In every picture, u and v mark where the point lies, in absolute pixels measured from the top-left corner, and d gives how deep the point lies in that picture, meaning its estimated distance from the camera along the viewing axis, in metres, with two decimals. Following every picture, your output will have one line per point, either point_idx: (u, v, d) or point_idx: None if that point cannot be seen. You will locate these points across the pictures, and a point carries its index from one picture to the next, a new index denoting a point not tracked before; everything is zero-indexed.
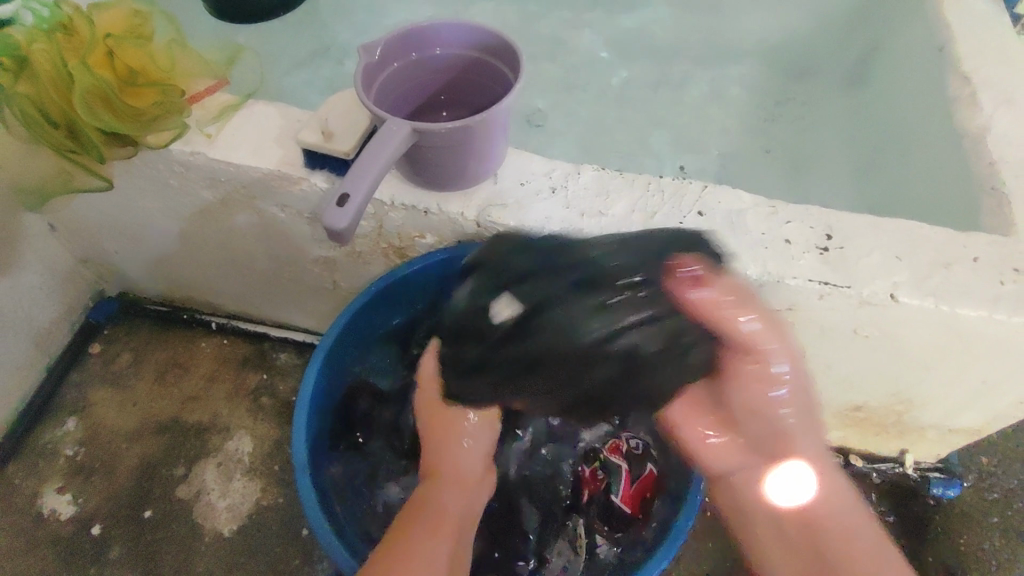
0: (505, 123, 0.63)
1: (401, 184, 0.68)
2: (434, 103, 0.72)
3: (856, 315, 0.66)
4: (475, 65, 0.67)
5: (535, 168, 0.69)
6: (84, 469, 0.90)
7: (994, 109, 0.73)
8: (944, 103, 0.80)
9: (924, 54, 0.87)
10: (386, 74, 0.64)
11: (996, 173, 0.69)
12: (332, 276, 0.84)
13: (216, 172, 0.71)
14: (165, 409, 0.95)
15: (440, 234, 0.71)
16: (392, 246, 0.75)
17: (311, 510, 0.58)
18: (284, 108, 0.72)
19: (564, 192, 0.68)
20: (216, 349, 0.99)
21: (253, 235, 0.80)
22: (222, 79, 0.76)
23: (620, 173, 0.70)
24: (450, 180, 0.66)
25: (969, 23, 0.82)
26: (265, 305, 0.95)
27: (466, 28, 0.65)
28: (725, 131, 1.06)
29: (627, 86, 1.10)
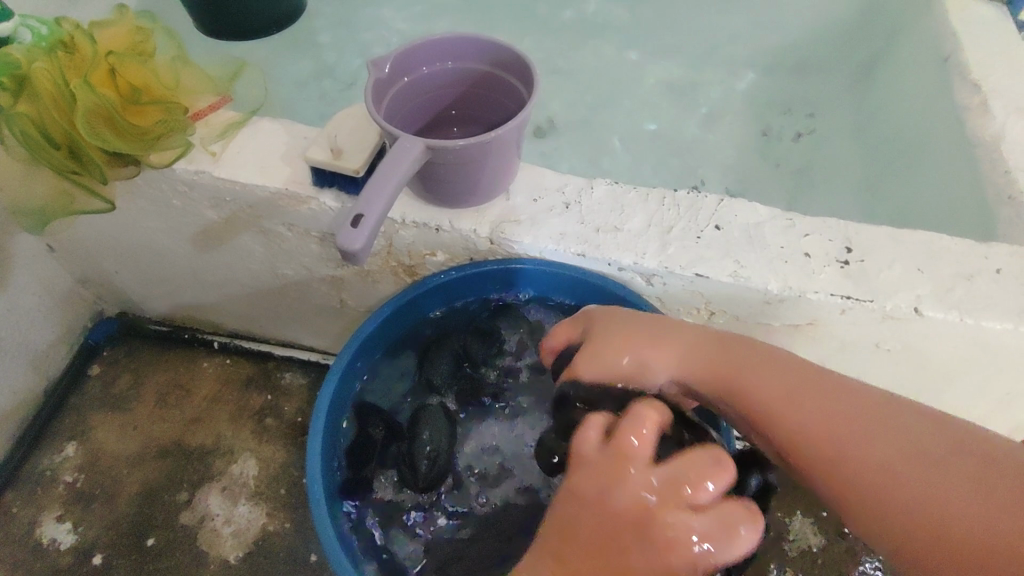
0: (518, 139, 0.62)
1: (411, 202, 0.67)
2: (445, 117, 0.71)
3: (879, 329, 0.65)
4: (486, 79, 0.66)
5: (548, 183, 0.68)
6: (84, 496, 0.88)
7: (1007, 117, 0.75)
8: (952, 110, 0.82)
9: (932, 62, 0.88)
10: (395, 90, 0.63)
11: (1012, 181, 0.71)
12: (339, 295, 0.82)
13: (222, 192, 0.70)
14: (168, 432, 0.92)
15: (451, 251, 0.70)
16: (402, 264, 0.73)
17: (327, 537, 0.55)
18: (290, 125, 0.72)
19: (579, 207, 0.67)
20: (218, 369, 0.97)
21: (258, 254, 0.78)
22: (225, 96, 0.75)
23: (634, 187, 0.69)
24: (461, 196, 0.64)
25: (974, 29, 0.84)
26: (269, 325, 0.93)
27: (476, 40, 0.63)
28: (732, 142, 1.06)
29: (631, 96, 1.10)
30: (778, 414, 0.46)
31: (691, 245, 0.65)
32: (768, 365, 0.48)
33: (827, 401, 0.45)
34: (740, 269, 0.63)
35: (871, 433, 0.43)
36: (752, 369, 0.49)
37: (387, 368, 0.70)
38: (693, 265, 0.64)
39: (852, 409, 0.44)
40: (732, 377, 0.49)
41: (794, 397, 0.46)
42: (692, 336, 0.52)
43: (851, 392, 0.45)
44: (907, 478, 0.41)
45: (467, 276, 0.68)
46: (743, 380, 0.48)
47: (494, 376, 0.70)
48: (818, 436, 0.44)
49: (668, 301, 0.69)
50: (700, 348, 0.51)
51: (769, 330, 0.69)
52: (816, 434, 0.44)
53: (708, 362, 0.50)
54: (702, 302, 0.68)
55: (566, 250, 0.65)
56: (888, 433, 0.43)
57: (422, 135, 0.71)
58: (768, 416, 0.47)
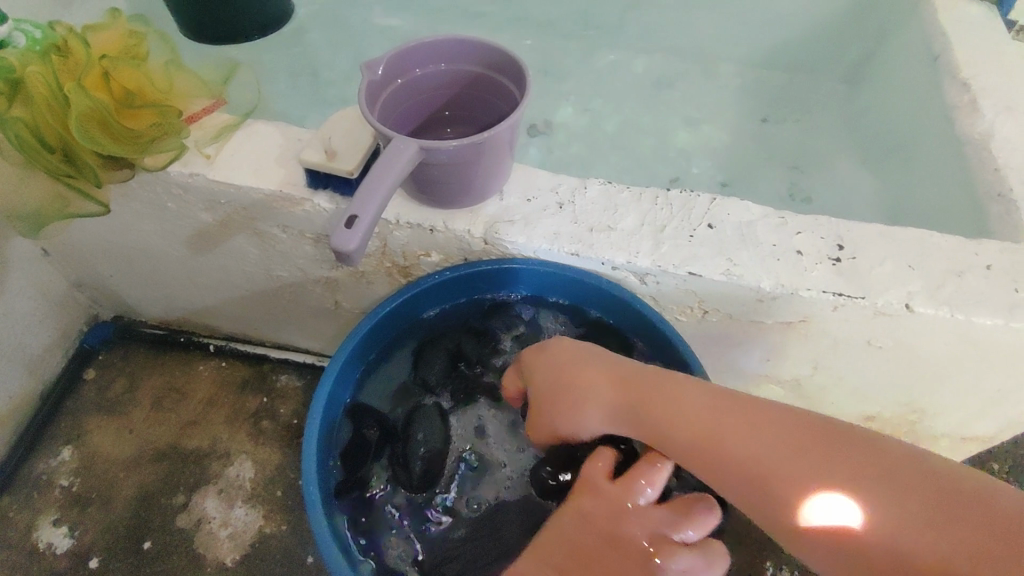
0: (511, 139, 0.62)
1: (406, 203, 0.67)
2: (438, 118, 0.71)
3: (871, 326, 0.65)
4: (479, 80, 0.67)
5: (541, 184, 0.69)
6: (80, 500, 0.87)
7: (997, 114, 0.76)
8: (942, 109, 0.84)
9: (922, 61, 0.90)
10: (389, 91, 0.63)
11: (1002, 179, 0.72)
12: (334, 296, 0.82)
13: (217, 194, 0.71)
14: (164, 436, 0.92)
15: (446, 252, 0.70)
16: (396, 265, 0.74)
17: (323, 538, 0.55)
18: (284, 128, 0.72)
19: (572, 207, 0.68)
20: (214, 372, 0.97)
21: (253, 256, 0.79)
22: (219, 99, 0.75)
23: (627, 187, 0.69)
24: (455, 197, 0.65)
25: (964, 28, 0.85)
26: (265, 327, 0.93)
27: (469, 42, 0.64)
28: (725, 142, 1.07)
29: (625, 97, 1.10)
30: (724, 447, 0.47)
31: (683, 244, 0.65)
32: (709, 399, 0.49)
33: (775, 433, 0.46)
34: (733, 267, 0.64)
35: (823, 463, 0.43)
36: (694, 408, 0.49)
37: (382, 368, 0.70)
38: (686, 264, 0.64)
39: (799, 440, 0.45)
40: (675, 418, 0.50)
41: (743, 434, 0.47)
42: (631, 383, 0.53)
43: (794, 420, 0.46)
44: (863, 506, 0.41)
45: (462, 277, 0.68)
46: (687, 421, 0.49)
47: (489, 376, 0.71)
48: (772, 471, 0.45)
49: (662, 300, 0.70)
50: (629, 392, 0.53)
51: (762, 328, 0.70)
52: (765, 467, 0.45)
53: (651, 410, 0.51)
54: (695, 300, 0.68)
55: (559, 249, 0.65)
56: (840, 462, 0.43)
57: (415, 136, 0.71)
58: (716, 456, 0.47)
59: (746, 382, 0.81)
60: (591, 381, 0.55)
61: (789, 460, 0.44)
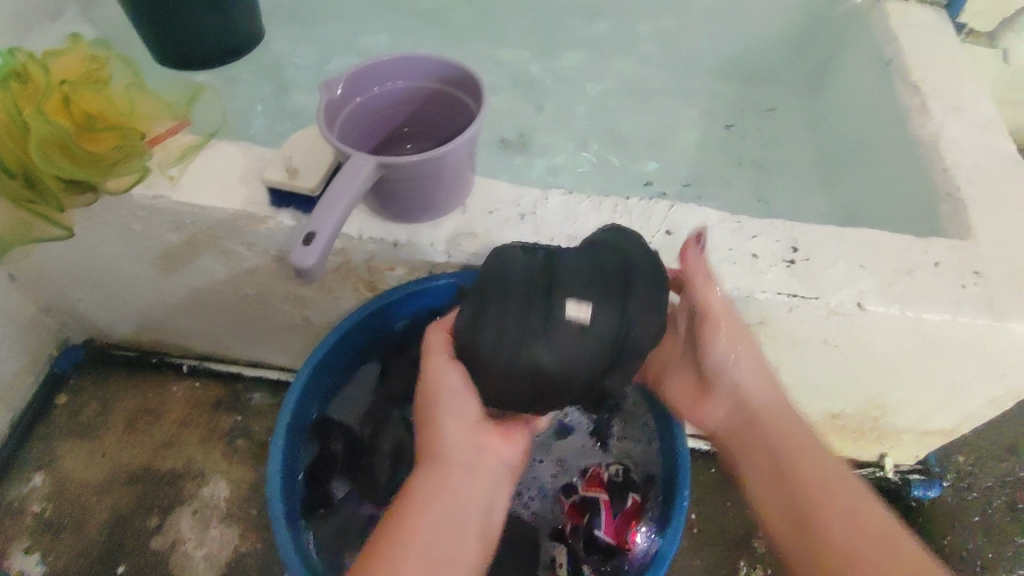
0: (469, 152, 0.63)
1: (368, 218, 0.68)
2: (398, 133, 0.72)
3: (826, 325, 0.67)
4: (438, 95, 0.68)
5: (502, 197, 0.70)
6: (53, 526, 0.87)
7: (946, 115, 0.81)
8: (894, 110, 0.87)
9: (875, 66, 0.94)
10: (348, 109, 0.64)
11: (950, 179, 0.75)
12: (303, 312, 0.83)
13: (181, 215, 0.71)
14: (137, 458, 0.92)
15: (411, 266, 0.71)
16: (362, 279, 0.74)
17: (288, 556, 0.55)
18: (248, 148, 0.73)
19: (533, 218, 0.69)
20: (187, 392, 0.97)
21: (221, 275, 0.79)
22: (183, 120, 0.76)
23: (587, 197, 0.71)
24: (416, 211, 0.66)
25: (914, 33, 0.90)
26: (236, 345, 0.93)
27: (426, 59, 0.65)
28: (689, 148, 1.09)
29: (590, 107, 1.12)
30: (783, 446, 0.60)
31: None
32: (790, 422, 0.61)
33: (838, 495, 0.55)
34: None
35: (867, 534, 0.52)
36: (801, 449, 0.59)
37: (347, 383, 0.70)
38: None
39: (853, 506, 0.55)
40: (786, 437, 0.60)
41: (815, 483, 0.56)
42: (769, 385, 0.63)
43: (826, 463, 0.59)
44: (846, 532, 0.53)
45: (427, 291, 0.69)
46: (790, 445, 0.59)
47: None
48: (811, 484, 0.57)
49: None
50: (754, 381, 0.63)
51: None
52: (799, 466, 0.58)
53: (770, 415, 0.61)
54: None
55: None
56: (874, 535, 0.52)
57: (375, 151, 0.72)
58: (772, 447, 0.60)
59: None
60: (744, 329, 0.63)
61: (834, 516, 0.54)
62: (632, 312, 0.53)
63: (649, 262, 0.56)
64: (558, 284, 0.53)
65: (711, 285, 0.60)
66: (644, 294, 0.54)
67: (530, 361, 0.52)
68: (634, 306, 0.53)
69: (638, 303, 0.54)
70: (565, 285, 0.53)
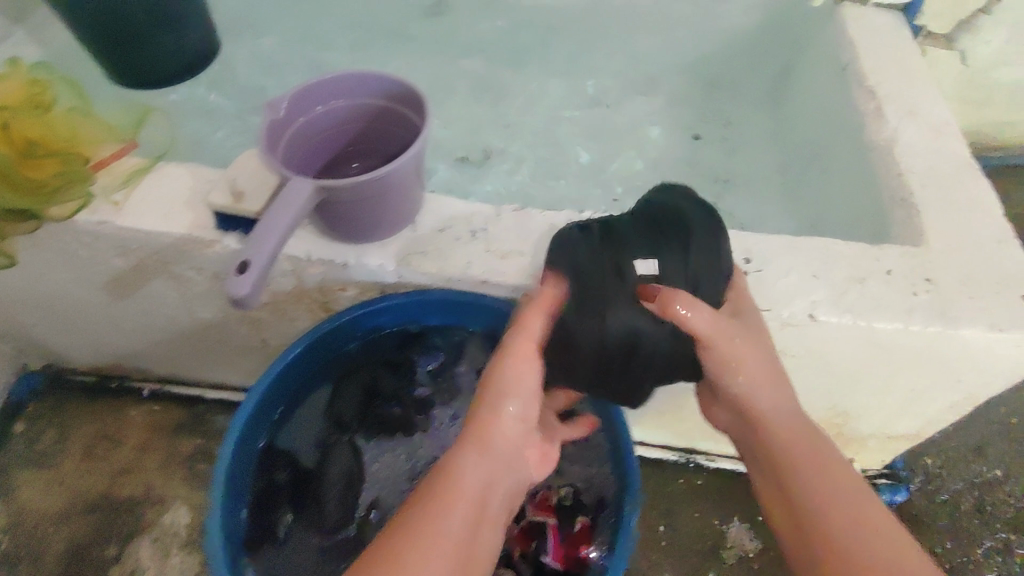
0: (413, 172, 0.62)
1: (316, 240, 0.67)
2: (342, 154, 0.71)
3: (780, 336, 0.67)
4: (385, 113, 0.67)
5: (453, 214, 0.70)
6: (8, 559, 0.85)
7: (900, 119, 0.81)
8: (851, 116, 0.87)
9: (833, 71, 0.93)
10: (292, 130, 0.63)
11: (904, 185, 0.74)
12: (260, 334, 0.81)
13: (127, 241, 0.70)
14: (96, 485, 0.90)
15: (363, 286, 0.70)
16: (316, 300, 0.73)
17: None
18: (195, 169, 0.72)
19: (485, 234, 0.68)
20: (148, 417, 0.95)
21: (173, 299, 0.78)
22: (129, 143, 0.75)
23: (539, 211, 0.70)
24: (363, 231, 0.65)
25: (870, 37, 0.90)
26: (196, 368, 0.92)
27: (370, 77, 0.64)
28: (652, 157, 1.09)
29: (553, 117, 1.12)
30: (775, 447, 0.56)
31: None
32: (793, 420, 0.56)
33: (852, 509, 0.51)
34: None
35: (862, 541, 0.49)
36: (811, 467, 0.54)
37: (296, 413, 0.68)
38: None
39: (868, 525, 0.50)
40: (795, 459, 0.55)
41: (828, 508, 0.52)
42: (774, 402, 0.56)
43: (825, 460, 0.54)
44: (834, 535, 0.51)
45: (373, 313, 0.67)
46: (800, 462, 0.54)
47: (406, 409, 0.70)
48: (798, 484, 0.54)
49: None
50: (765, 378, 0.56)
51: None
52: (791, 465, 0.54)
53: (777, 438, 0.56)
54: None
55: (470, 277, 0.66)
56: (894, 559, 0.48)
57: (320, 174, 0.71)
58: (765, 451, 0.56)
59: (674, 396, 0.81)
60: (748, 349, 0.55)
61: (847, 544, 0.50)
62: (693, 258, 0.54)
63: (708, 218, 0.56)
64: (623, 243, 0.53)
65: (690, 310, 0.51)
66: (706, 239, 0.55)
67: (622, 324, 0.51)
68: (698, 254, 0.54)
69: (704, 248, 0.55)
70: (629, 245, 0.53)
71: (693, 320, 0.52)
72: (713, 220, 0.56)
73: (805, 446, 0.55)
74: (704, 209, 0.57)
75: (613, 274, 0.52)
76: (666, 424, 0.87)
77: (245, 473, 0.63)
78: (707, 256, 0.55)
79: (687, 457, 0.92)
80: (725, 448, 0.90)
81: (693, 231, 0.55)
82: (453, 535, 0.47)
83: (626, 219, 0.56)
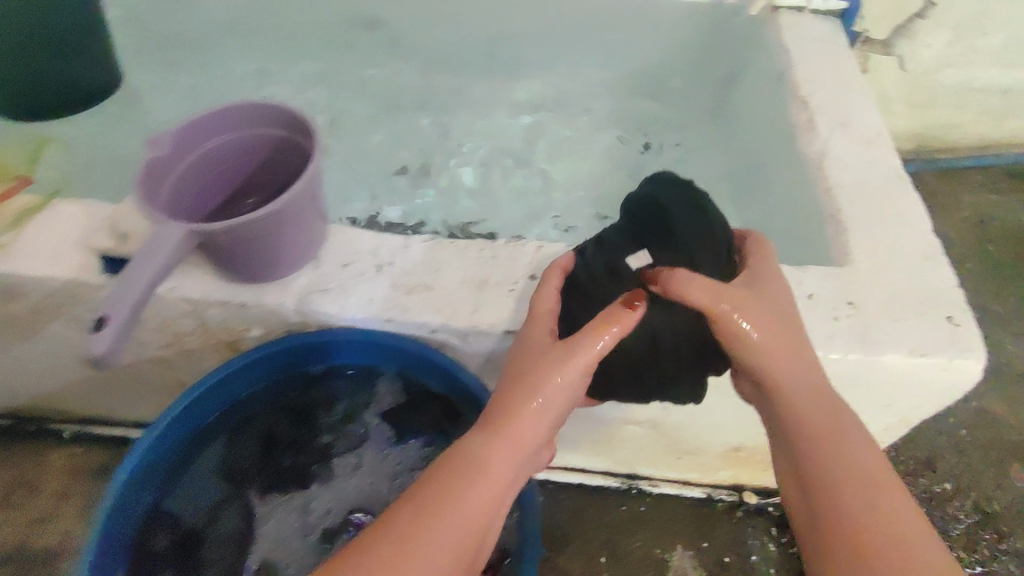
0: (306, 208, 0.59)
1: (214, 280, 0.64)
2: (233, 192, 0.67)
3: None
4: (284, 143, 0.63)
5: (361, 247, 0.66)
6: None
7: (832, 131, 0.78)
8: (785, 127, 0.85)
9: (770, 80, 0.90)
10: (185, 166, 0.59)
11: (833, 201, 0.72)
12: (175, 374, 0.77)
13: (14, 285, 0.66)
14: (13, 535, 0.86)
15: (267, 325, 0.66)
16: (222, 340, 0.70)
17: None
18: (88, 206, 0.68)
19: (392, 269, 0.65)
20: (70, 460, 0.91)
21: (77, 341, 0.74)
22: (20, 180, 0.71)
23: (451, 242, 0.67)
24: (260, 271, 0.62)
25: (802, 46, 0.88)
26: (116, 408, 0.88)
27: (264, 107, 0.61)
28: (595, 170, 1.05)
29: (492, 132, 1.08)
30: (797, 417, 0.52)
31: (501, 300, 0.63)
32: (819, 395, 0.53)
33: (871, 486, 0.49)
34: None
35: (882, 514, 0.47)
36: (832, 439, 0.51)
37: (182, 480, 0.62)
38: (501, 322, 0.62)
39: (891, 501, 0.48)
40: (816, 431, 0.51)
41: (850, 483, 0.49)
42: (797, 371, 0.53)
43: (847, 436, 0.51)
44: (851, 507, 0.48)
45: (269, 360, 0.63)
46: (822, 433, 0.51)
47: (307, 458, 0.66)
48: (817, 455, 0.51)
49: (493, 358, 0.66)
50: (786, 346, 0.53)
51: None
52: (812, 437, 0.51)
53: (799, 406, 0.52)
54: None
55: (375, 315, 0.62)
56: (917, 541, 0.45)
57: (210, 219, 0.67)
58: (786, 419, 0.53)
59: (607, 425, 0.78)
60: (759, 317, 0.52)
61: (872, 521, 0.47)
62: (685, 237, 0.54)
63: (686, 193, 0.56)
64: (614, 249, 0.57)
65: (692, 287, 0.50)
66: (692, 216, 0.55)
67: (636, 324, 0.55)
68: (687, 230, 0.54)
69: (696, 223, 0.55)
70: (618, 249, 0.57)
71: (696, 296, 0.50)
72: (698, 199, 0.56)
73: (828, 418, 0.52)
74: (684, 187, 0.57)
75: (610, 278, 0.56)
76: (604, 451, 0.84)
77: (120, 548, 0.58)
78: (701, 231, 0.54)
79: (629, 483, 0.90)
80: (667, 472, 0.88)
81: (673, 212, 0.55)
82: (466, 525, 0.47)
83: (617, 224, 0.59)
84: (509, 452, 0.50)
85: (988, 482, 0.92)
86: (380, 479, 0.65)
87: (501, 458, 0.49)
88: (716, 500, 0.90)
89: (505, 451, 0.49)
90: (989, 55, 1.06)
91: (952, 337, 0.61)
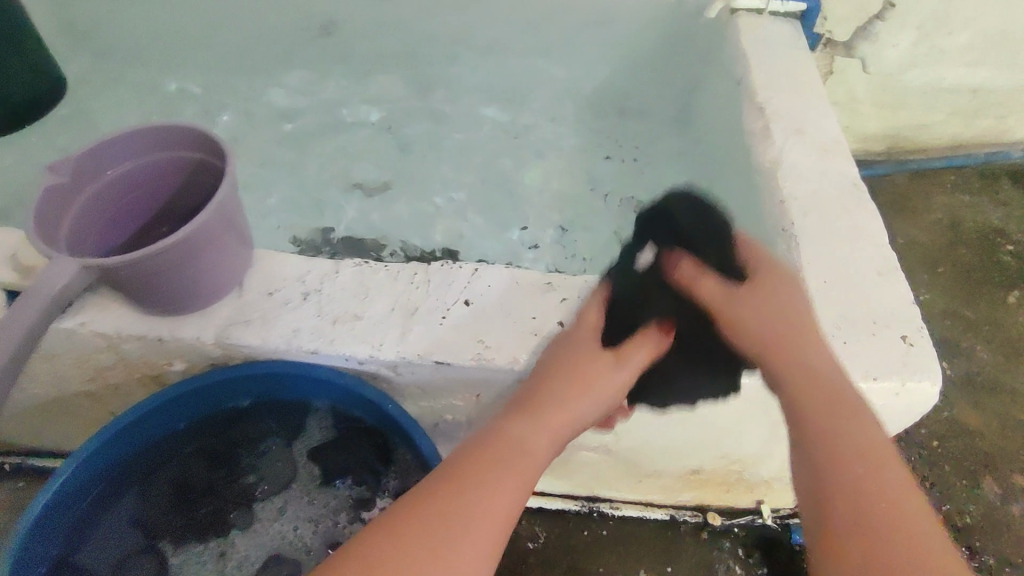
0: (218, 236, 0.55)
1: (128, 314, 0.60)
2: (153, 218, 0.64)
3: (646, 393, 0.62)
4: (201, 166, 0.60)
5: (287, 273, 0.63)
6: None
7: (788, 137, 0.75)
8: (742, 135, 0.82)
9: (728, 85, 0.87)
10: (88, 194, 0.56)
11: (786, 213, 0.69)
12: (104, 408, 0.73)
13: None
14: None
15: (190, 359, 0.63)
16: (146, 373, 0.66)
17: None
18: None
19: (319, 296, 0.61)
20: (9, 495, 0.87)
21: None
22: None
23: (384, 266, 0.63)
24: (175, 303, 0.58)
25: (758, 48, 0.85)
26: (49, 441, 0.83)
27: (178, 130, 0.58)
28: (553, 180, 1.02)
29: (448, 142, 1.05)
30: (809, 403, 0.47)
31: (433, 328, 0.60)
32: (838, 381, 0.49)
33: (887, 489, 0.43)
34: (485, 350, 0.59)
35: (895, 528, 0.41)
36: (846, 428, 0.46)
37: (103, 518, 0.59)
38: (432, 351, 0.58)
39: (901, 493, 0.43)
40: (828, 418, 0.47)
41: (862, 469, 0.44)
42: (814, 352, 0.49)
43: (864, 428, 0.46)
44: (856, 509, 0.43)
45: (189, 396, 0.59)
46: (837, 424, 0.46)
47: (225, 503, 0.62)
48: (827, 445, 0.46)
49: (429, 388, 0.63)
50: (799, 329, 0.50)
51: None
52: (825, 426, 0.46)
53: (814, 392, 0.48)
54: (462, 387, 0.62)
55: (299, 347, 0.59)
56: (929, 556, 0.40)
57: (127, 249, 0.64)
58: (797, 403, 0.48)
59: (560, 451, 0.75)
60: (774, 304, 0.51)
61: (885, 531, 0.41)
62: (688, 227, 0.54)
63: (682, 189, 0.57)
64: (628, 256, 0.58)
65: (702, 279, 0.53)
66: (690, 206, 0.55)
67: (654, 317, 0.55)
68: (690, 226, 0.54)
69: (698, 212, 0.55)
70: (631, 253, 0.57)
71: (701, 288, 0.52)
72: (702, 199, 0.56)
73: (845, 404, 0.47)
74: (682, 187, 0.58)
75: (624, 277, 0.57)
76: (560, 475, 0.81)
77: None
78: (704, 220, 0.55)
79: (590, 506, 0.87)
80: (628, 495, 0.85)
81: (677, 210, 0.55)
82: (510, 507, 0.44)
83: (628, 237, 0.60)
84: (551, 435, 0.49)
85: (960, 496, 0.89)
86: (303, 524, 0.62)
87: (539, 440, 0.48)
88: (679, 521, 0.87)
89: (543, 435, 0.49)
90: (955, 54, 1.03)
91: (906, 358, 0.59)
